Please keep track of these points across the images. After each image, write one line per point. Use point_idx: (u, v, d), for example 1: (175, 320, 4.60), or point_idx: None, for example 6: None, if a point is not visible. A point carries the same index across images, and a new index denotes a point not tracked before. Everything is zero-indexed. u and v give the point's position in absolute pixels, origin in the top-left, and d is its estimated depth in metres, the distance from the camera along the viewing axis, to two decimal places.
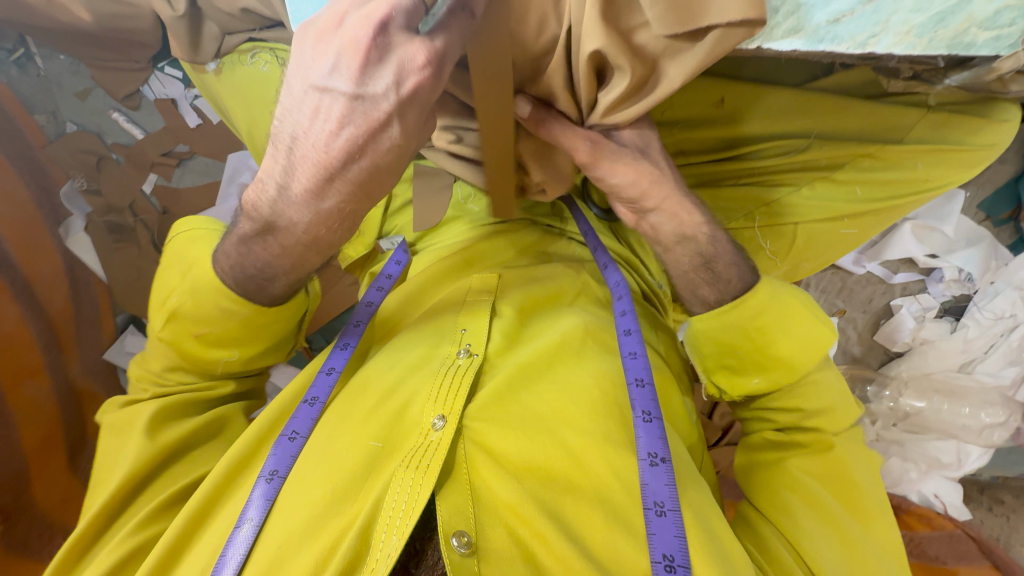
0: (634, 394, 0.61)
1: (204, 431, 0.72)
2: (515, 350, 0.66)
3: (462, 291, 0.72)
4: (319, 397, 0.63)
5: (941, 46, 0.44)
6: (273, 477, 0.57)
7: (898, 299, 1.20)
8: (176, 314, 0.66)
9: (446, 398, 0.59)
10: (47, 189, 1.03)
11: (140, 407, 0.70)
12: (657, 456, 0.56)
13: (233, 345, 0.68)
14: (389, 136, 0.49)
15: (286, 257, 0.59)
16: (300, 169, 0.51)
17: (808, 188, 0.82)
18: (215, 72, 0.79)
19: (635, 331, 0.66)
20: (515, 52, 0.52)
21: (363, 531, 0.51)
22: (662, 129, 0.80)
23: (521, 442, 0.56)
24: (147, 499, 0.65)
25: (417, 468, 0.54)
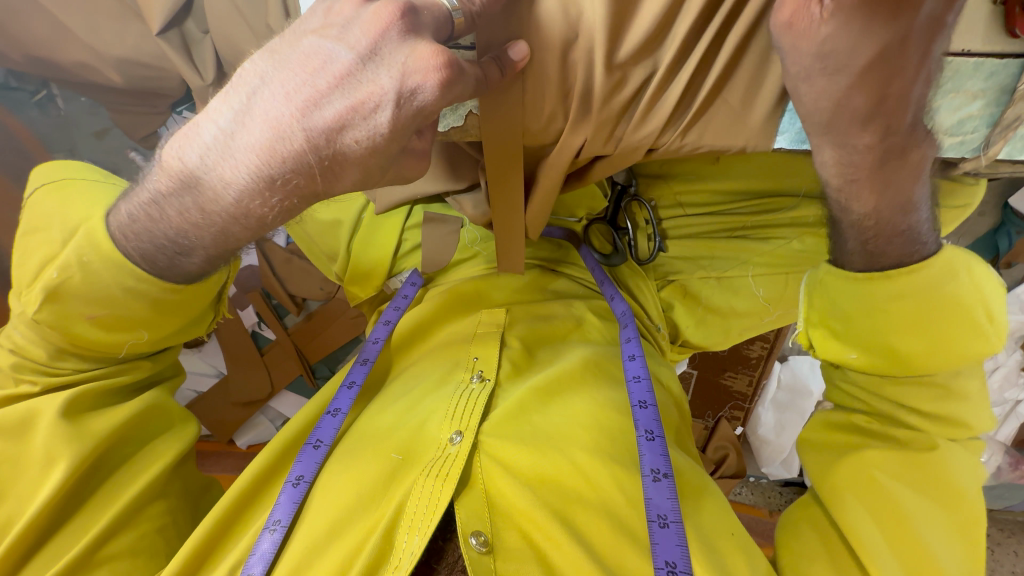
0: (636, 415, 0.62)
1: (136, 423, 0.64)
2: (522, 378, 0.67)
3: (473, 325, 0.74)
4: (341, 408, 0.66)
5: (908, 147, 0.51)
6: (300, 481, 0.58)
7: None
8: (56, 293, 0.54)
9: (463, 415, 0.59)
10: None
11: (40, 402, 0.59)
12: (660, 472, 0.56)
13: (141, 326, 0.58)
14: (365, 122, 0.43)
15: (207, 226, 0.48)
16: (255, 125, 0.43)
17: (799, 242, 0.86)
18: None
19: (639, 356, 0.69)
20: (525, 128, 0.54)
21: (387, 530, 0.52)
22: (661, 181, 0.89)
23: (532, 456, 0.57)
24: (85, 514, 0.58)
25: (437, 476, 0.54)
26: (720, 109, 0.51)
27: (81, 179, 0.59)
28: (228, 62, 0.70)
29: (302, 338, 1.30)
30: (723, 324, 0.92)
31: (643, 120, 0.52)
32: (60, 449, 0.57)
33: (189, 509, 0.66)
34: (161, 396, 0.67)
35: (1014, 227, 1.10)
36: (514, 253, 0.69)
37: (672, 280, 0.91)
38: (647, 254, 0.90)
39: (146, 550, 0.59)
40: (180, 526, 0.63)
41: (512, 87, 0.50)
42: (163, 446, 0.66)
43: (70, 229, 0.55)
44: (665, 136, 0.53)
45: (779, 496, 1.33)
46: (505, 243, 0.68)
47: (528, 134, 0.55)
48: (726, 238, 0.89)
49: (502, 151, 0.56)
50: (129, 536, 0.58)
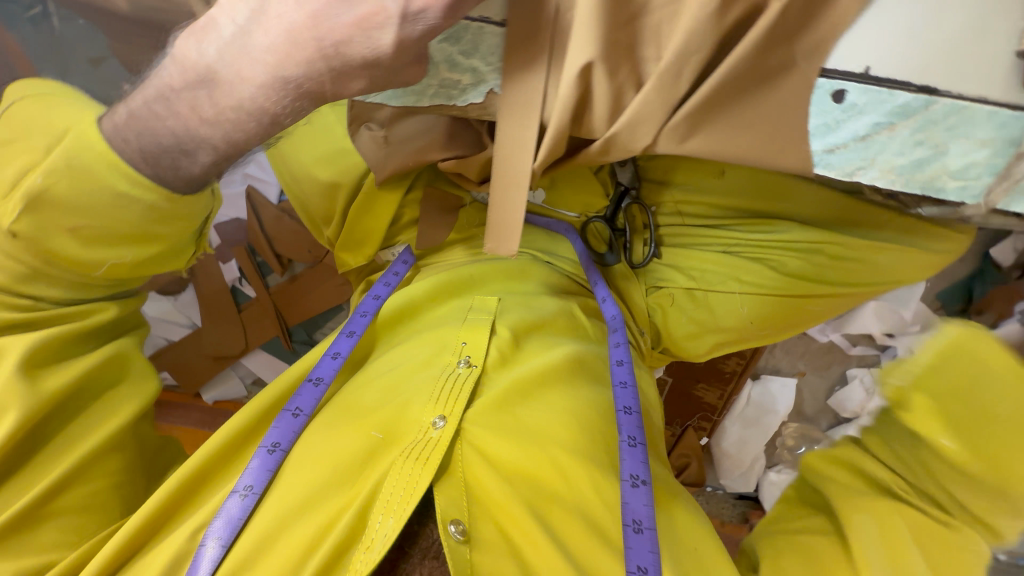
0: (621, 420, 0.62)
1: (97, 372, 0.61)
2: (511, 368, 0.65)
3: (465, 308, 0.73)
4: (324, 377, 0.63)
5: (915, 187, 0.49)
6: (275, 448, 0.56)
7: (854, 369, 1.22)
8: (35, 200, 0.45)
9: (448, 400, 0.58)
10: None
11: (7, 341, 0.54)
12: (639, 479, 0.57)
13: (127, 245, 0.50)
14: (370, 40, 0.38)
15: (215, 127, 0.40)
16: (271, 20, 0.37)
17: (786, 264, 0.84)
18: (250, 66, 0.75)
19: (626, 362, 0.69)
20: (552, 41, 0.46)
21: (361, 511, 0.50)
22: (665, 189, 0.92)
23: (515, 448, 0.56)
24: (46, 460, 0.56)
25: (417, 460, 0.53)
26: (752, 100, 0.47)
27: (61, 94, 0.48)
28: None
29: (283, 300, 1.27)
30: (699, 338, 0.93)
31: (669, 91, 0.46)
32: (17, 399, 0.53)
33: (145, 469, 0.64)
34: (126, 347, 0.66)
35: (990, 277, 1.03)
36: (510, 217, 0.55)
37: (660, 287, 0.93)
38: (640, 258, 0.94)
39: (101, 507, 0.57)
40: (135, 485, 0.61)
41: (529, 37, 0.46)
42: (126, 400, 0.64)
43: (54, 134, 0.44)
44: (662, 140, 0.50)
45: (732, 508, 1.39)
46: (502, 202, 0.55)
47: (545, 96, 0.48)
48: (716, 252, 0.90)
49: (519, 102, 0.49)
50: (83, 492, 0.57)
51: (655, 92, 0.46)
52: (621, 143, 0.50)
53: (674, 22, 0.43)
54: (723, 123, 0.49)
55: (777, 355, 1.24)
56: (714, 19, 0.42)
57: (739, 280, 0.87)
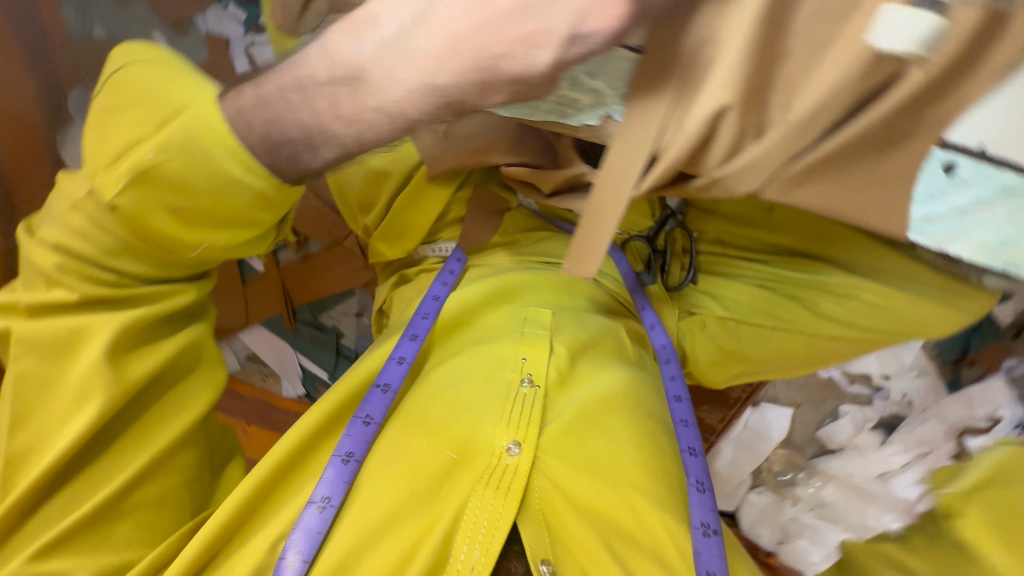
0: (689, 462, 0.66)
1: (174, 359, 0.61)
2: (568, 390, 0.66)
3: (520, 320, 0.72)
4: (391, 384, 0.64)
5: (998, 261, 0.51)
6: (349, 458, 0.57)
7: (846, 405, 1.27)
8: (150, 177, 0.44)
9: (521, 424, 0.59)
10: (54, 91, 0.96)
11: (93, 319, 0.53)
12: (710, 527, 0.59)
13: (221, 228, 0.49)
14: (529, 57, 0.36)
15: (352, 123, 0.40)
16: (435, 25, 0.37)
17: (819, 305, 0.87)
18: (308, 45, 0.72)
19: (684, 399, 0.75)
20: (685, 76, 0.44)
21: (445, 539, 0.53)
22: (712, 217, 0.94)
23: (593, 484, 0.58)
24: (124, 450, 0.57)
25: (497, 489, 0.55)
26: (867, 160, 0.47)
27: (177, 68, 0.46)
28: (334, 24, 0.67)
29: (293, 278, 1.22)
30: (721, 366, 0.96)
31: (793, 143, 0.45)
32: (101, 385, 0.53)
33: (208, 466, 0.66)
34: (203, 333, 0.65)
35: (987, 333, 1.08)
36: (596, 240, 0.53)
37: (693, 312, 0.95)
38: (675, 281, 0.95)
39: (172, 504, 0.60)
40: (201, 482, 0.64)
41: (661, 66, 0.45)
42: (193, 396, 0.63)
43: (170, 110, 0.44)
44: (770, 185, 0.50)
45: None
46: (591, 223, 0.53)
47: (664, 129, 0.47)
48: (752, 284, 0.92)
49: (636, 130, 0.48)
50: (153, 490, 0.58)
51: (781, 141, 0.45)
52: (726, 184, 0.51)
53: (810, 77, 0.43)
54: (831, 180, 0.49)
55: (779, 384, 1.32)
56: (858, 82, 0.41)
57: (770, 315, 0.90)
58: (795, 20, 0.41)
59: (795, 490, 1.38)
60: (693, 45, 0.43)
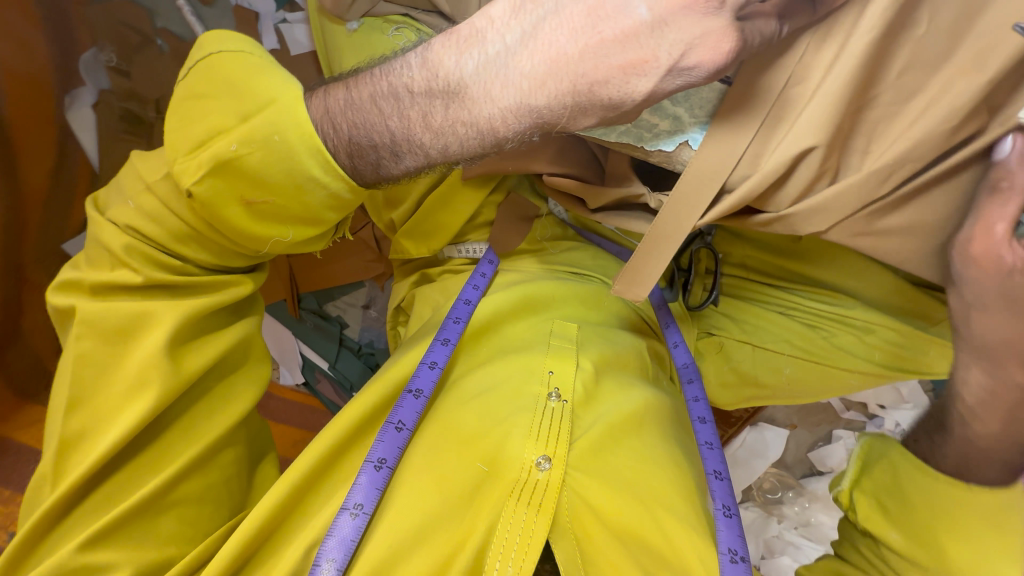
0: (715, 486, 0.66)
1: (227, 353, 0.60)
2: (592, 407, 0.64)
3: (546, 333, 0.71)
4: (423, 390, 0.62)
5: None
6: (382, 464, 0.56)
7: (841, 430, 1.30)
8: (230, 165, 0.47)
9: (550, 439, 0.58)
10: (68, 52, 0.92)
11: (156, 306, 0.55)
12: (738, 554, 0.57)
13: (291, 224, 0.52)
14: (628, 83, 0.39)
15: (442, 136, 0.45)
16: (538, 48, 0.40)
17: (839, 338, 0.88)
18: (354, 32, 0.70)
19: (709, 421, 0.74)
20: (770, 111, 0.44)
21: (477, 553, 0.53)
22: (734, 240, 0.93)
23: (621, 502, 0.57)
24: (171, 443, 0.56)
25: (530, 505, 0.55)
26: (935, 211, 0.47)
27: (269, 70, 0.49)
28: (383, 12, 0.70)
29: (302, 265, 1.20)
30: (735, 389, 0.96)
31: (869, 189, 0.45)
32: (159, 372, 0.53)
33: (249, 463, 0.64)
34: (254, 330, 0.64)
35: None
36: (652, 265, 0.52)
37: (711, 333, 0.95)
38: (697, 301, 0.93)
39: (213, 500, 0.58)
40: (239, 481, 0.61)
41: (747, 98, 0.44)
42: (240, 392, 0.62)
43: (255, 104, 0.48)
44: (835, 229, 0.49)
45: None
46: (651, 248, 0.52)
47: (740, 161, 0.46)
48: (773, 312, 0.93)
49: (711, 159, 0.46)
50: (197, 484, 0.56)
51: (857, 187, 0.45)
52: (790, 222, 0.49)
53: (893, 126, 0.43)
54: (894, 226, 0.49)
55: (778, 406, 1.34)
56: (944, 137, 0.41)
57: (789, 343, 0.91)
58: (888, 69, 0.41)
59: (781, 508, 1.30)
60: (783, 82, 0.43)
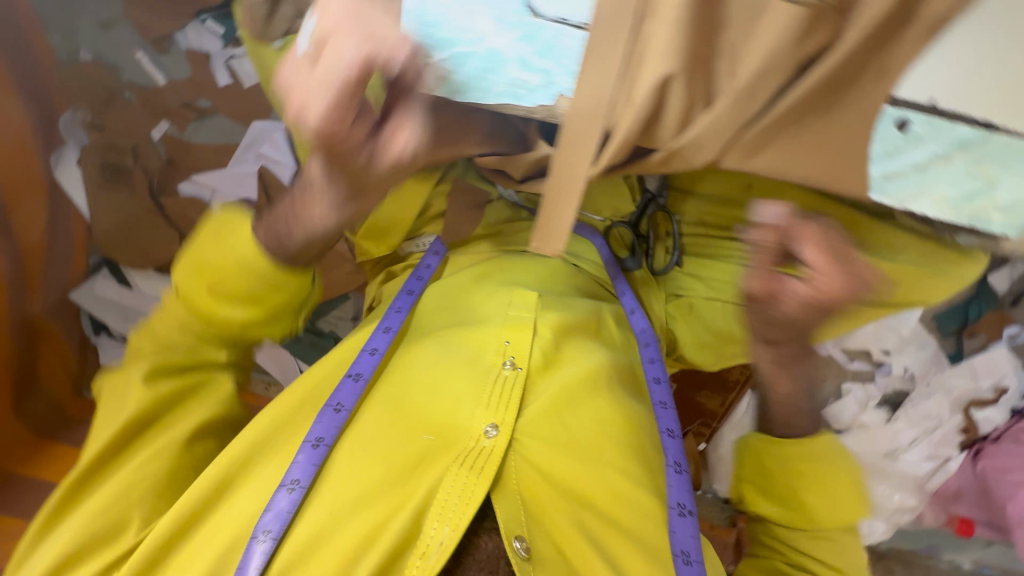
0: (667, 443, 0.69)
1: (193, 387, 0.69)
2: (552, 372, 0.66)
3: (504, 300, 0.71)
4: (363, 373, 0.64)
5: (962, 217, 0.51)
6: (320, 443, 0.59)
7: (849, 383, 1.23)
8: (202, 267, 0.64)
9: (498, 406, 0.61)
10: (46, 114, 1.00)
11: (137, 360, 0.66)
12: (685, 508, 0.64)
13: (243, 307, 0.65)
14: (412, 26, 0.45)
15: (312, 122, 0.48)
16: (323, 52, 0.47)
17: None
18: (280, 48, 0.74)
19: (663, 381, 0.75)
20: (631, 49, 0.45)
21: (416, 515, 0.55)
22: (687, 198, 0.93)
23: (570, 463, 0.61)
24: (148, 448, 0.65)
25: (471, 469, 0.57)
26: (818, 120, 0.48)
27: (235, 215, 0.66)
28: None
29: None
30: (718, 348, 0.95)
31: (741, 109, 0.46)
32: (133, 399, 0.64)
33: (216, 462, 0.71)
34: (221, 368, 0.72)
35: (985, 301, 1.12)
36: (558, 216, 0.54)
37: (680, 294, 0.95)
38: (660, 265, 0.94)
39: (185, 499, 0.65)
40: None
41: (607, 40, 0.45)
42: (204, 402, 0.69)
43: None
44: (728, 154, 0.50)
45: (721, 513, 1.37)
46: (554, 200, 0.54)
47: (614, 102, 0.47)
48: (740, 264, 0.91)
49: (588, 105, 0.48)
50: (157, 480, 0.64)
51: (727, 109, 0.46)
52: (682, 155, 0.51)
53: (748, 43, 0.44)
54: (783, 144, 0.49)
55: None
56: (791, 46, 0.43)
57: None
58: None
59: None
60: (635, 20, 0.44)
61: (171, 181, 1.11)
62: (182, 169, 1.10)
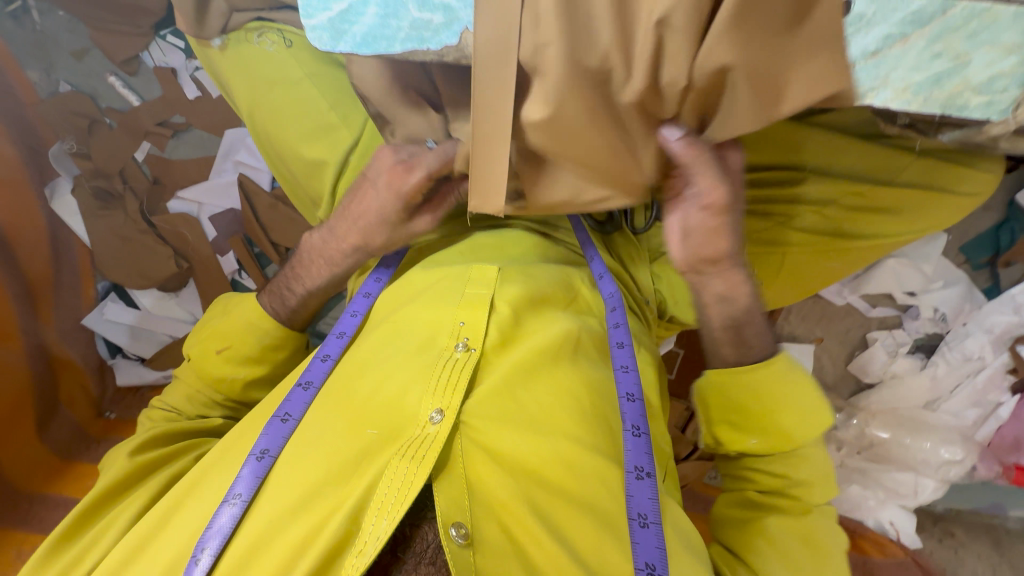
0: (624, 409, 0.64)
1: (176, 452, 0.72)
2: (510, 349, 0.64)
3: (461, 280, 0.68)
4: (314, 381, 0.65)
5: (936, 106, 0.45)
6: (264, 455, 0.58)
7: (874, 332, 1.14)
8: (213, 332, 0.77)
9: (445, 391, 0.59)
10: (36, 150, 1.06)
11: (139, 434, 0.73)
12: (643, 470, 0.59)
13: (244, 365, 0.75)
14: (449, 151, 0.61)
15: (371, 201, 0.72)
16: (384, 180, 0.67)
17: (800, 220, 0.80)
18: (221, 46, 0.80)
19: (627, 345, 0.68)
20: None
21: (353, 513, 0.53)
22: None
23: (519, 440, 0.58)
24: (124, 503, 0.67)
25: (412, 458, 0.55)
26: None
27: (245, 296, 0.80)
28: (241, 23, 0.80)
29: None
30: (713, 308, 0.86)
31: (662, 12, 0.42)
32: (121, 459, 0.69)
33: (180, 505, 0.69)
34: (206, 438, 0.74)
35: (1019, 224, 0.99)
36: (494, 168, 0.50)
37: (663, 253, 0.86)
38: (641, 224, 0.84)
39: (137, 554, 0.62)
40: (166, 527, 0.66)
41: None
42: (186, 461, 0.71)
43: None
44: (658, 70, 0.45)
45: None
46: (484, 150, 0.49)
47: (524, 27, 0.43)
48: None
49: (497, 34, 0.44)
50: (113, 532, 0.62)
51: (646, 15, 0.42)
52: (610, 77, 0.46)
53: None
54: None
55: (792, 322, 1.18)
56: None
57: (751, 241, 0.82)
58: None
59: (836, 434, 1.22)
60: None
61: (159, 201, 1.16)
62: (169, 187, 1.15)
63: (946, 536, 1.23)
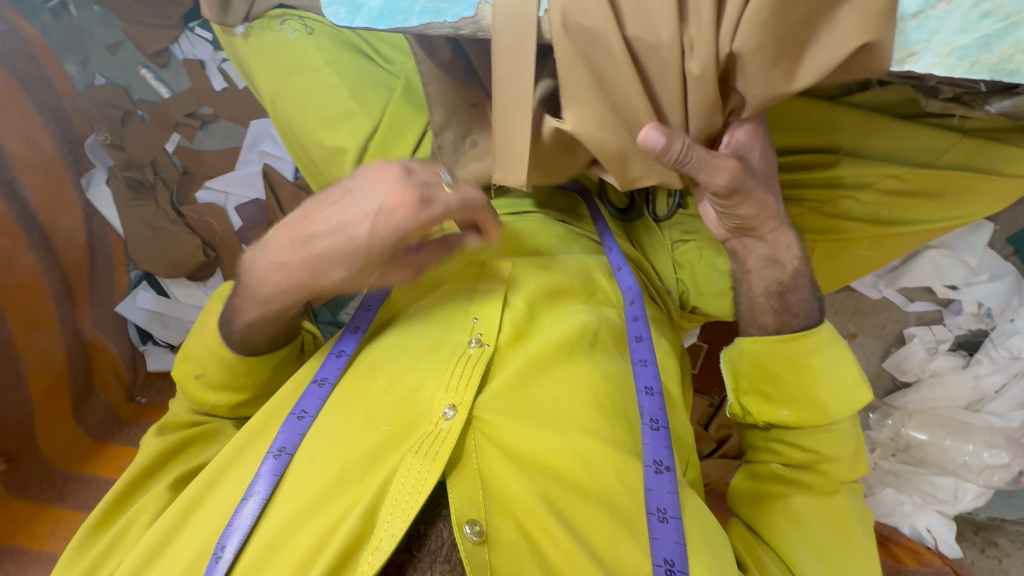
0: (642, 402, 0.63)
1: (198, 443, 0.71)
2: (524, 343, 0.63)
3: (477, 274, 0.67)
4: (328, 377, 0.63)
5: (984, 72, 0.42)
6: (281, 452, 0.58)
7: (912, 328, 1.09)
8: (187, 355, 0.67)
9: (459, 388, 0.58)
10: (72, 141, 1.11)
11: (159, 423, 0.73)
12: (662, 464, 0.59)
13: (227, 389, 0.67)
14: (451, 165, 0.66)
15: None
16: None
17: (831, 206, 0.76)
18: (243, 34, 0.83)
19: (646, 338, 0.67)
20: None
21: (369, 510, 0.53)
22: None
23: (537, 438, 0.57)
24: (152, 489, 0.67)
25: (426, 456, 0.54)
26: None
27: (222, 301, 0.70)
28: (263, 10, 0.82)
29: None
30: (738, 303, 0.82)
31: None
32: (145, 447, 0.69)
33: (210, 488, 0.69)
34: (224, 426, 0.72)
35: None
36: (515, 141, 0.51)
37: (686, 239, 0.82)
38: (664, 211, 0.83)
39: None
40: None
41: None
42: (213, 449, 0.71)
43: None
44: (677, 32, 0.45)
45: None
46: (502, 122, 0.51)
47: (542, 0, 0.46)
48: None
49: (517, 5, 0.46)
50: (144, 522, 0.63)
51: None
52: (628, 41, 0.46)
53: None
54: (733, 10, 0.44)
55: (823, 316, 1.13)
56: None
57: None
58: None
59: (869, 436, 1.17)
60: None
61: (189, 190, 1.19)
62: (197, 177, 1.19)
63: (989, 546, 1.16)
